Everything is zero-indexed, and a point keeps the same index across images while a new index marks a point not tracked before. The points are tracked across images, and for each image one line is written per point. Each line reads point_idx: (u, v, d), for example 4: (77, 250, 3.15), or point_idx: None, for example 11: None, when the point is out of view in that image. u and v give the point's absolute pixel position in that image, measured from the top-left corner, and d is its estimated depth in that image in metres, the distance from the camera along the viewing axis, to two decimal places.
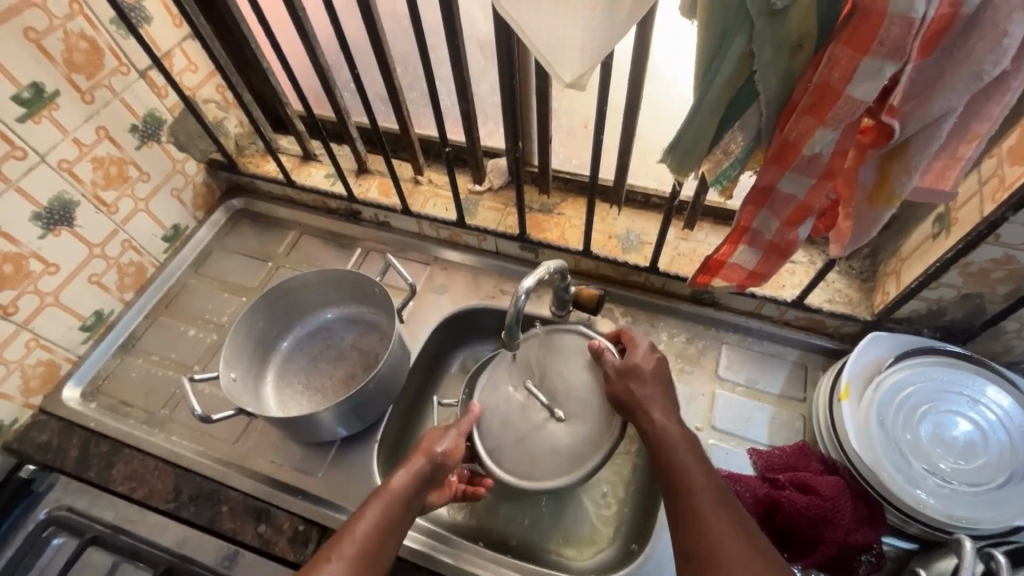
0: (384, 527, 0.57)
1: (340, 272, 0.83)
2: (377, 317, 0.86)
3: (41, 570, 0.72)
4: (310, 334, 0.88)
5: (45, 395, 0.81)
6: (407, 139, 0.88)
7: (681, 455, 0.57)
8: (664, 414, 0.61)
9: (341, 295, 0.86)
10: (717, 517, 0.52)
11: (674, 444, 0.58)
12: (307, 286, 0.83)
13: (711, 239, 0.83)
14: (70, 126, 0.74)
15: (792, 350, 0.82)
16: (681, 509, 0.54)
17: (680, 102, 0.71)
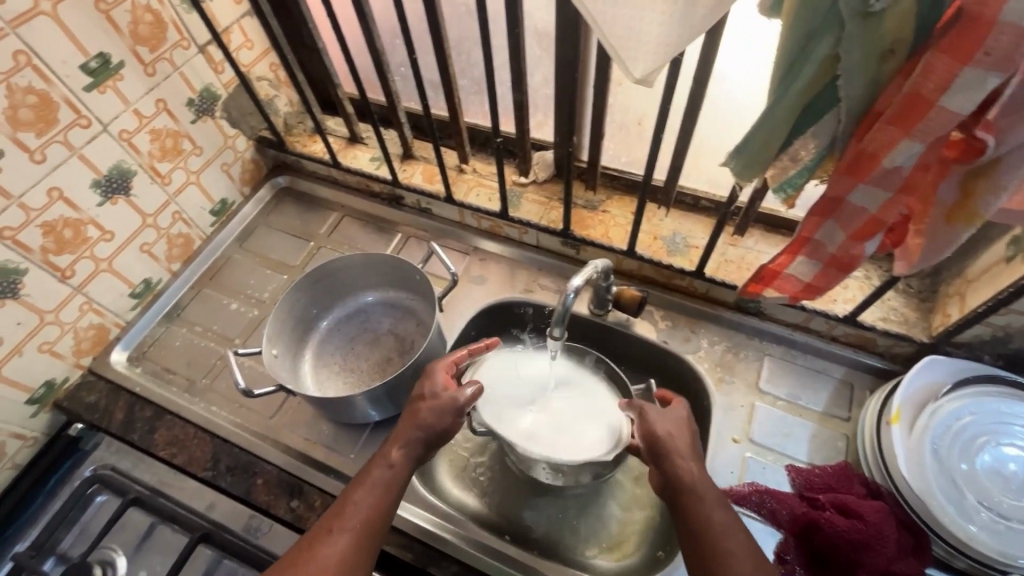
0: (379, 501, 0.59)
1: (383, 256, 0.84)
2: (416, 303, 0.87)
3: (84, 526, 0.74)
4: (349, 316, 0.89)
5: (94, 357, 0.84)
6: (456, 126, 0.87)
7: (717, 520, 0.56)
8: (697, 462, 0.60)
9: (382, 279, 0.87)
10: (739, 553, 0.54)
11: (709, 507, 0.57)
12: (351, 267, 0.84)
13: (761, 246, 0.81)
14: (132, 97, 0.76)
15: (838, 367, 0.79)
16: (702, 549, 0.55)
17: (742, 103, 0.68)
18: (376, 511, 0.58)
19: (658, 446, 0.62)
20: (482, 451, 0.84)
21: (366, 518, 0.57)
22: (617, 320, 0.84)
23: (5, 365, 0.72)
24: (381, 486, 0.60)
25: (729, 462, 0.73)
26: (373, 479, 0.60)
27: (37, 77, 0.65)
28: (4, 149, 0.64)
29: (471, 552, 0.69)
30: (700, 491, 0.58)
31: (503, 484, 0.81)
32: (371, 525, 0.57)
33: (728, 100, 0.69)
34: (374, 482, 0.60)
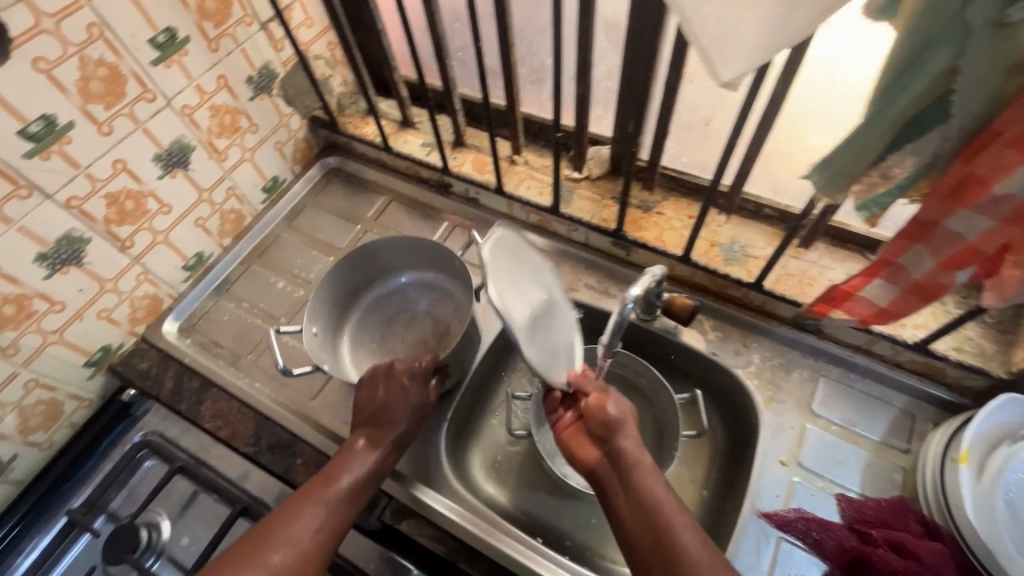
0: (359, 476, 0.64)
1: (424, 240, 0.84)
2: (453, 286, 0.86)
3: (133, 489, 0.77)
4: (386, 299, 0.89)
5: (148, 325, 0.86)
6: (513, 116, 0.85)
7: (660, 500, 0.58)
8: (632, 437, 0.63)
9: (421, 263, 0.87)
10: (686, 530, 0.55)
11: (652, 487, 0.59)
12: (389, 249, 0.84)
13: (826, 261, 0.77)
14: (195, 73, 0.76)
15: (900, 395, 0.74)
16: (654, 526, 0.56)
17: (826, 108, 0.64)
18: (353, 489, 0.63)
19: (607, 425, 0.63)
20: (516, 447, 0.84)
21: (347, 492, 0.62)
22: (664, 328, 0.81)
23: (67, 329, 0.74)
24: (359, 467, 0.64)
25: (775, 485, 0.70)
26: (349, 459, 0.65)
27: (107, 50, 0.65)
28: (74, 120, 0.65)
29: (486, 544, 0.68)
30: (643, 466, 0.60)
31: (536, 488, 0.81)
32: (351, 501, 0.62)
33: (812, 102, 0.65)
34: (350, 461, 0.65)
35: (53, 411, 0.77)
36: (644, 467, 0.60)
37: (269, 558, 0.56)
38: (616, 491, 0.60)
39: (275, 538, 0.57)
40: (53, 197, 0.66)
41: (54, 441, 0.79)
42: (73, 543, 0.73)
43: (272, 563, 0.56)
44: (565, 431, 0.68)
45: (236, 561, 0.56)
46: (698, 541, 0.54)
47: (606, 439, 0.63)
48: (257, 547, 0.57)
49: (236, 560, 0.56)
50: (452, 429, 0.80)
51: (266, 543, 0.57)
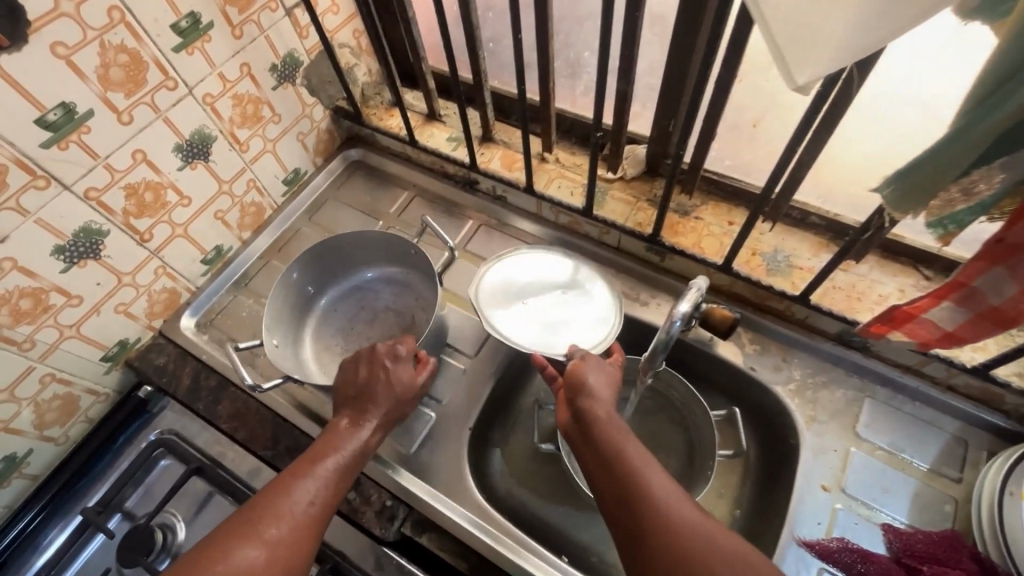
0: (349, 456, 0.60)
1: (378, 233, 0.83)
2: (411, 278, 0.86)
3: (149, 488, 0.75)
4: (349, 293, 0.88)
5: (165, 320, 0.84)
6: (546, 113, 0.81)
7: (630, 453, 0.53)
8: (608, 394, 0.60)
9: (381, 255, 0.86)
10: (658, 482, 0.50)
11: (621, 440, 0.55)
12: (347, 245, 0.84)
13: (876, 274, 0.72)
14: (217, 60, 0.73)
15: (952, 420, 0.70)
16: (621, 479, 0.52)
17: (906, 111, 0.58)
18: (344, 467, 0.59)
19: (578, 386, 0.61)
20: (540, 457, 0.81)
21: (335, 471, 0.58)
22: (699, 339, 0.77)
23: (84, 323, 0.72)
24: (351, 443, 0.61)
25: (817, 512, 0.66)
26: (337, 437, 0.61)
27: (129, 35, 0.62)
28: (93, 108, 0.63)
29: (506, 558, 0.66)
30: (608, 419, 0.57)
31: (560, 500, 0.78)
32: (341, 481, 0.58)
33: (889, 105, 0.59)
34: (337, 442, 0.61)
35: (69, 406, 0.75)
36: (606, 419, 0.57)
37: (268, 532, 0.52)
38: (584, 449, 0.57)
39: (268, 512, 0.53)
40: (70, 188, 0.64)
41: (70, 436, 0.77)
42: (87, 542, 0.72)
43: (271, 537, 0.51)
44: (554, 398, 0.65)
45: (226, 537, 0.51)
46: (672, 490, 0.50)
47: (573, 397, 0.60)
48: (249, 522, 0.52)
49: (227, 536, 0.51)
50: (475, 437, 0.77)
51: (259, 516, 0.53)
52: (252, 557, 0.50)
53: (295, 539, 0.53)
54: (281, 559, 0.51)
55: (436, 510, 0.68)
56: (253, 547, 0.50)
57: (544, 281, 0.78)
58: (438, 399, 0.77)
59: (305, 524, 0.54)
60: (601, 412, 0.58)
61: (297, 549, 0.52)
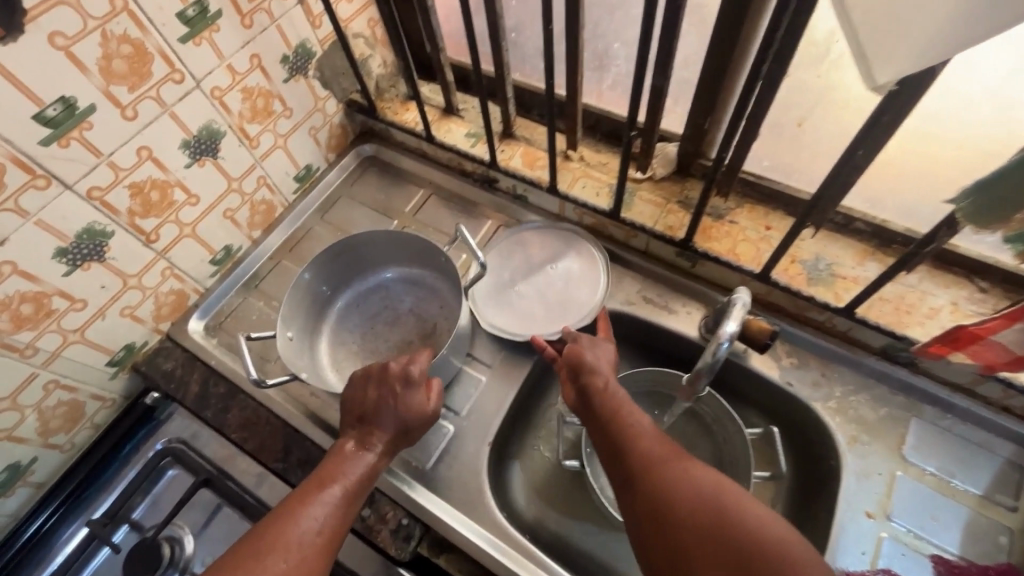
0: (355, 482, 0.56)
1: (401, 234, 0.79)
2: (439, 283, 0.82)
3: (156, 499, 0.72)
4: (365, 294, 0.84)
5: (173, 323, 0.81)
6: (573, 108, 0.76)
7: (626, 412, 0.57)
8: (607, 366, 0.63)
9: (400, 255, 0.82)
10: (652, 439, 0.54)
11: (619, 400, 0.59)
12: (368, 244, 0.80)
13: (927, 286, 0.67)
14: (226, 52, 0.69)
15: (1006, 443, 0.65)
16: (618, 434, 0.55)
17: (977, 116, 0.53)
18: (352, 493, 0.56)
19: (580, 365, 0.63)
20: (562, 470, 0.77)
21: (341, 498, 0.55)
22: (733, 351, 0.73)
23: (89, 328, 0.69)
24: (358, 468, 0.57)
25: (861, 541, 0.62)
26: (345, 462, 0.58)
27: (132, 25, 0.58)
28: (95, 103, 0.59)
29: None
30: (608, 385, 0.60)
31: (582, 518, 0.74)
32: (348, 510, 0.55)
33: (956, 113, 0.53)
34: (343, 467, 0.57)
35: (73, 412, 0.72)
36: (605, 386, 0.60)
37: (275, 565, 0.49)
38: (585, 417, 0.61)
39: (275, 542, 0.50)
40: (72, 187, 0.60)
41: (75, 443, 0.75)
42: (93, 555, 0.69)
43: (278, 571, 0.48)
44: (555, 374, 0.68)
45: (231, 569, 0.48)
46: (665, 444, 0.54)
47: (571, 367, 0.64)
48: (254, 554, 0.49)
49: (232, 569, 0.48)
50: (495, 452, 0.73)
51: (267, 546, 0.50)
52: None
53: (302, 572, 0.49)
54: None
55: (452, 529, 0.65)
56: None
57: (524, 267, 0.82)
58: (457, 410, 0.74)
59: (314, 555, 0.51)
60: (603, 377, 0.61)
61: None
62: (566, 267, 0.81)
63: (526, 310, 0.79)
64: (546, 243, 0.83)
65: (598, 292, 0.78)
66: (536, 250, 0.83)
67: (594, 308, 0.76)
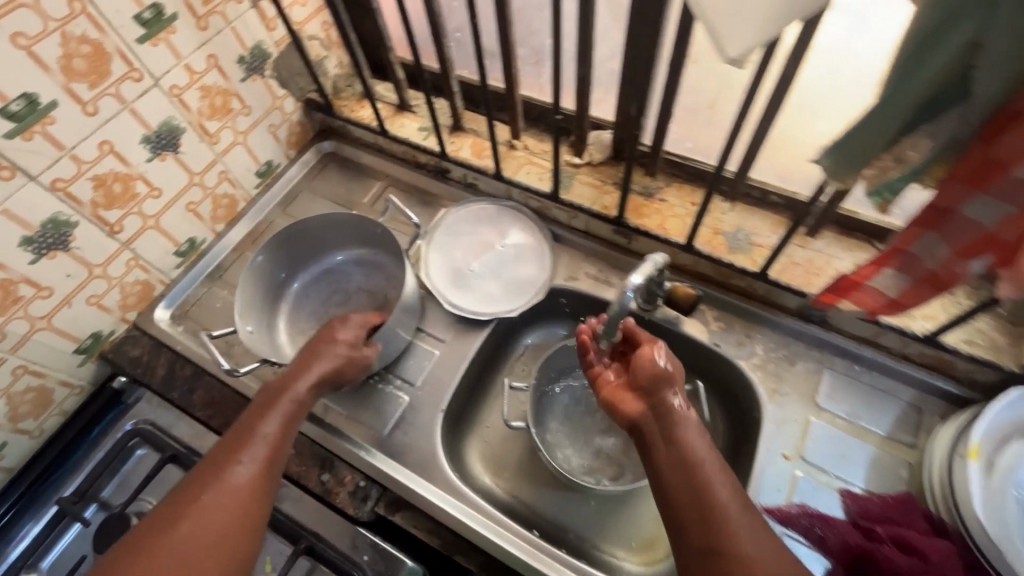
0: (285, 426, 0.61)
1: (342, 215, 0.83)
2: (382, 258, 0.88)
3: (124, 477, 0.75)
4: (320, 276, 0.90)
5: (139, 312, 0.84)
6: (512, 100, 0.83)
7: (715, 480, 0.53)
8: (684, 401, 0.61)
9: (350, 238, 0.87)
10: (750, 533, 0.50)
11: (703, 461, 0.55)
12: (315, 230, 0.84)
13: (833, 250, 0.74)
14: (183, 52, 0.74)
15: (907, 389, 0.72)
16: (704, 509, 0.52)
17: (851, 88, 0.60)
18: (283, 432, 0.60)
19: (658, 388, 0.62)
20: (515, 437, 0.83)
21: (272, 436, 0.59)
22: (666, 317, 0.80)
23: (55, 315, 0.73)
24: (283, 401, 0.62)
25: (778, 480, 0.68)
26: (274, 396, 0.62)
27: (91, 26, 0.63)
28: (57, 99, 0.63)
29: (481, 533, 0.67)
30: (687, 433, 0.57)
31: (533, 481, 0.79)
32: (279, 446, 0.59)
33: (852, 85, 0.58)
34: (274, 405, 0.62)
35: (43, 398, 0.76)
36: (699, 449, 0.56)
37: (203, 500, 0.53)
38: (656, 444, 0.59)
39: (207, 483, 0.54)
40: (37, 179, 0.64)
41: (45, 428, 0.78)
42: (64, 532, 0.71)
43: (205, 506, 0.53)
44: (605, 388, 0.68)
45: (169, 514, 0.52)
46: (759, 538, 0.50)
47: (647, 388, 0.63)
48: (193, 496, 0.53)
49: (171, 516, 0.52)
50: (450, 419, 0.79)
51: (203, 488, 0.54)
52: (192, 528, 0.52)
53: (231, 504, 0.53)
54: (214, 527, 0.52)
55: (409, 488, 0.70)
56: (193, 515, 0.52)
57: (476, 245, 0.88)
58: (413, 381, 0.79)
59: (243, 486, 0.55)
60: (685, 429, 0.58)
61: (233, 521, 0.53)
62: (513, 241, 0.88)
63: (483, 287, 0.85)
64: (490, 220, 0.90)
65: (545, 266, 0.86)
66: (484, 228, 0.89)
67: (545, 282, 0.84)
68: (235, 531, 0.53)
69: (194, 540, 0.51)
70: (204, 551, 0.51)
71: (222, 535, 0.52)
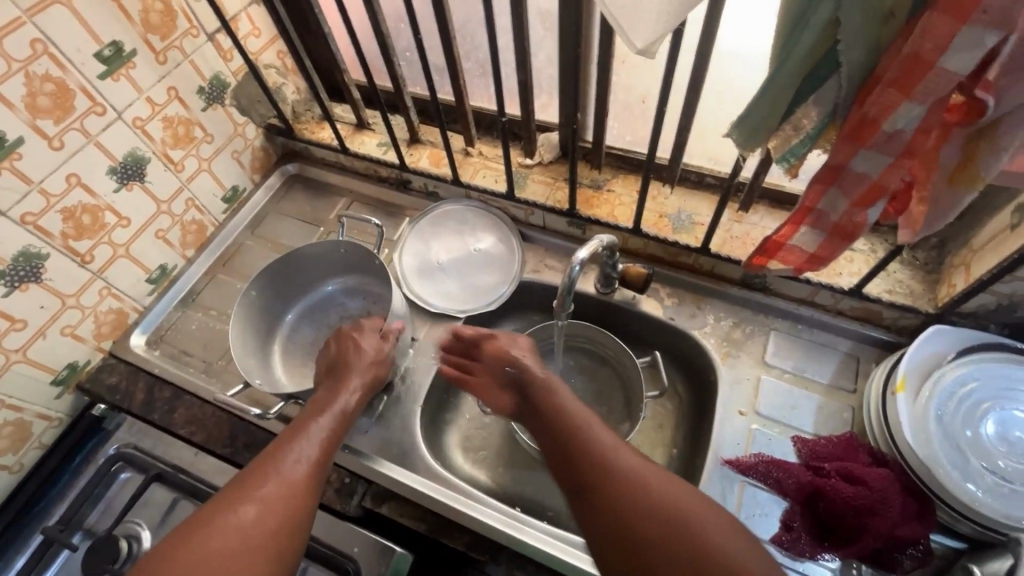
0: (335, 427, 0.65)
1: (337, 246, 0.88)
2: (381, 288, 0.91)
3: (109, 503, 0.76)
4: (313, 308, 0.92)
5: (114, 341, 0.86)
6: (462, 110, 0.89)
7: (584, 424, 0.60)
8: (540, 368, 0.68)
9: (345, 268, 0.91)
10: (624, 459, 0.56)
11: (572, 410, 0.62)
12: (309, 260, 0.88)
13: (767, 222, 0.81)
14: (144, 85, 0.77)
15: (845, 340, 0.79)
16: (576, 450, 0.58)
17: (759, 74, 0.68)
18: (331, 433, 0.64)
19: (511, 368, 0.69)
20: (493, 425, 0.86)
21: (321, 434, 0.63)
22: (624, 298, 0.85)
23: (30, 347, 0.74)
24: (333, 407, 0.66)
25: (735, 435, 0.74)
26: (322, 405, 0.66)
27: (53, 65, 0.66)
28: (23, 136, 0.66)
29: (464, 515, 0.70)
30: (556, 390, 0.65)
31: (513, 466, 0.83)
32: (326, 448, 0.62)
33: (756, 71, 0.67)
34: (324, 409, 0.66)
35: (21, 432, 0.76)
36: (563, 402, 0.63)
37: (261, 490, 0.55)
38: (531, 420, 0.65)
39: (263, 475, 0.57)
40: (6, 214, 0.67)
41: (25, 463, 0.78)
42: (51, 562, 0.72)
43: (263, 495, 0.55)
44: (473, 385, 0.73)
45: (221, 503, 0.54)
46: (631, 458, 0.57)
47: (507, 376, 0.69)
48: (245, 487, 0.56)
49: (222, 506, 0.54)
50: (428, 413, 0.82)
51: (259, 479, 0.56)
52: (245, 513, 0.53)
53: (289, 492, 0.56)
54: (273, 515, 0.54)
55: (388, 477, 0.73)
56: (250, 505, 0.54)
57: (450, 248, 0.92)
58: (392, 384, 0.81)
59: (300, 478, 0.58)
60: (547, 388, 0.65)
61: (285, 510, 0.55)
62: (483, 242, 0.92)
63: (456, 288, 0.90)
64: (461, 220, 0.94)
65: (515, 261, 0.90)
66: (453, 228, 0.93)
67: (516, 276, 0.89)
68: (290, 521, 0.55)
69: (253, 527, 0.53)
70: (259, 539, 0.52)
71: (271, 527, 0.53)
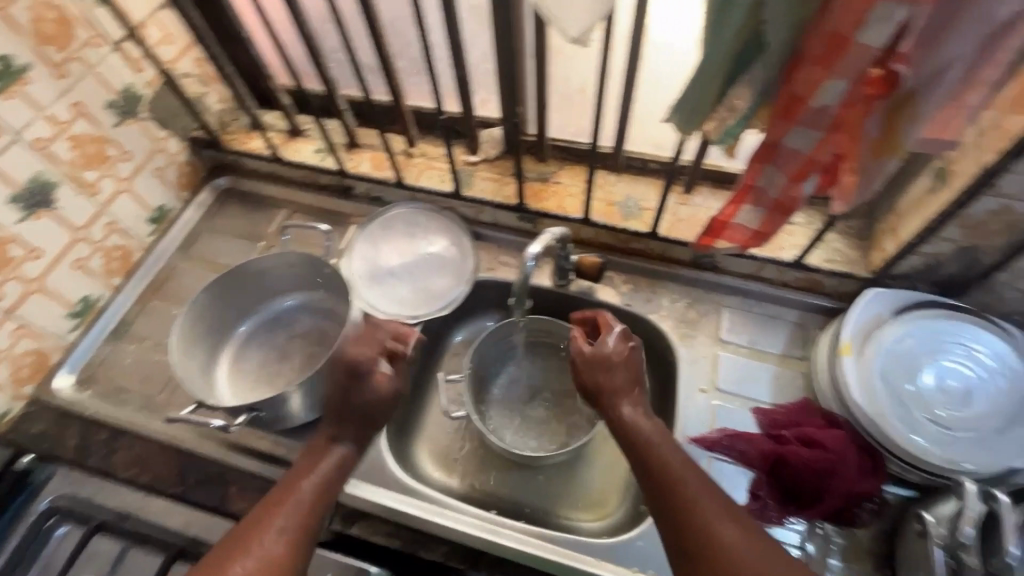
0: (320, 490, 0.59)
1: (293, 254, 0.83)
2: (332, 303, 0.86)
3: (46, 563, 0.69)
4: (266, 321, 0.87)
5: (36, 385, 0.79)
6: (400, 110, 0.86)
7: (680, 473, 0.55)
8: (633, 407, 0.61)
9: (297, 281, 0.87)
10: (722, 523, 0.51)
11: (660, 455, 0.56)
12: (264, 270, 0.83)
13: (710, 202, 0.83)
14: (44, 102, 0.70)
15: (791, 311, 0.82)
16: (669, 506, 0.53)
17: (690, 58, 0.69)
18: (318, 496, 0.58)
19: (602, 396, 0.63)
20: (460, 430, 0.85)
21: (307, 501, 0.57)
22: (581, 289, 0.85)
23: None
24: (324, 463, 0.61)
25: (699, 413, 0.75)
26: (311, 465, 0.61)
27: None
28: None
29: (440, 524, 0.68)
30: (644, 431, 0.59)
31: (485, 467, 0.82)
32: (309, 515, 0.56)
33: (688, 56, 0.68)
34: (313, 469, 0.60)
35: None
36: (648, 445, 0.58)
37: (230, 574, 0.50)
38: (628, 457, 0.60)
39: (236, 555, 0.52)
40: None
41: None
42: None
43: None
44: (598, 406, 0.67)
45: None
46: (732, 526, 0.51)
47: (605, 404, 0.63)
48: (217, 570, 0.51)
49: None
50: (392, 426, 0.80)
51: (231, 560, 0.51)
52: None
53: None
54: None
55: (357, 496, 0.71)
56: None
57: (401, 253, 0.89)
58: None
59: (278, 557, 0.53)
60: (636, 427, 0.59)
61: None
62: (437, 246, 0.89)
63: (408, 293, 0.87)
64: (411, 224, 0.90)
65: (467, 264, 0.87)
66: (401, 232, 0.91)
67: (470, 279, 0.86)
68: None
69: None
70: None
71: None
